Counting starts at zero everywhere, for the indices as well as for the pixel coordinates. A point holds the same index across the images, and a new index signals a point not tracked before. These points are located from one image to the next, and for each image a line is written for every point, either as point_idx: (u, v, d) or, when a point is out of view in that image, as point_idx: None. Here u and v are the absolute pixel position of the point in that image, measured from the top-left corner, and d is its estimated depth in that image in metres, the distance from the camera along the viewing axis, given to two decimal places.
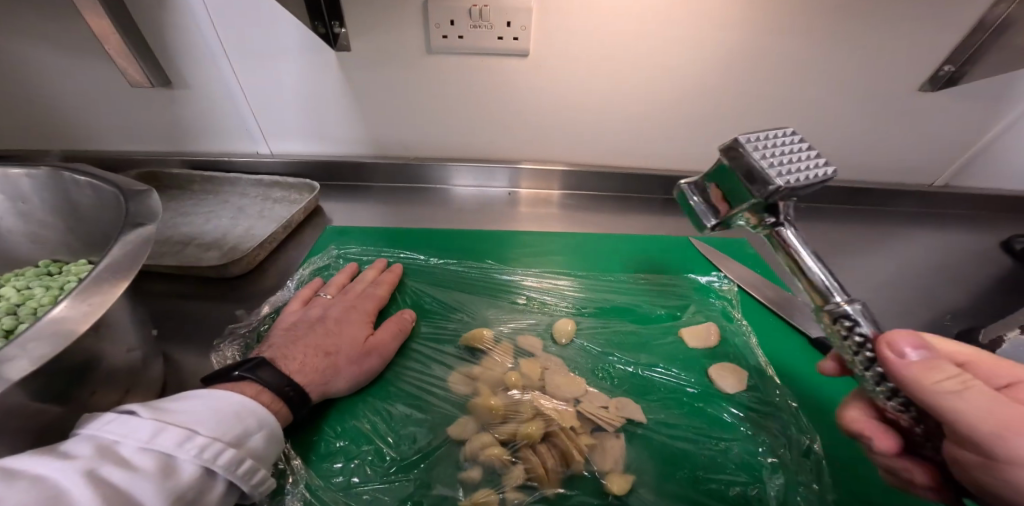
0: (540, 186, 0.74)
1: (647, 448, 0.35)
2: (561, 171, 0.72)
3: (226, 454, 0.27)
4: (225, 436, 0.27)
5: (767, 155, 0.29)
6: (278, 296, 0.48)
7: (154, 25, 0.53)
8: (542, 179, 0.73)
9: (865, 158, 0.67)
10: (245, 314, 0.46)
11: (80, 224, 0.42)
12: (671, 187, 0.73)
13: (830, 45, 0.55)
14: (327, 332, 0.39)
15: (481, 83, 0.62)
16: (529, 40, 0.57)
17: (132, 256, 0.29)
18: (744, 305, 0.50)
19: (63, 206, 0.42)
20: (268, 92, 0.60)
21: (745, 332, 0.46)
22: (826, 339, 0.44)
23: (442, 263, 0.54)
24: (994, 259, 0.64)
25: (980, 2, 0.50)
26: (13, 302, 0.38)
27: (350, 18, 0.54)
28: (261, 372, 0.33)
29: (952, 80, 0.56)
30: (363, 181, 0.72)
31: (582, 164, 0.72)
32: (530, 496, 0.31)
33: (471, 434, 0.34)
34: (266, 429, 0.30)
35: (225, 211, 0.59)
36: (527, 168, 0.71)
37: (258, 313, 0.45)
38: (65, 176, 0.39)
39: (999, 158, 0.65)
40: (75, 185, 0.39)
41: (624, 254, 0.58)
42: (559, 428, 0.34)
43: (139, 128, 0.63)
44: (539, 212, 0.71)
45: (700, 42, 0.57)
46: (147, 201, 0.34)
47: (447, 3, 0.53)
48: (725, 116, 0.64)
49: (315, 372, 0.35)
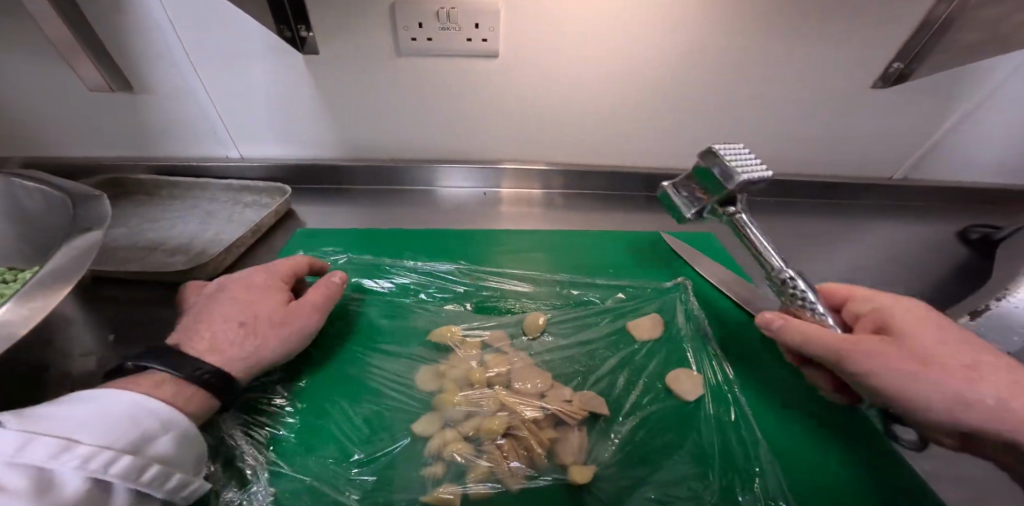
0: (517, 185, 0.75)
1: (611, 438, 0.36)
2: (541, 170, 0.73)
3: (119, 463, 0.25)
4: (117, 443, 0.26)
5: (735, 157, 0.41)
6: None
7: (114, 32, 0.52)
8: (520, 178, 0.74)
9: (829, 153, 0.69)
10: None
11: (35, 231, 0.41)
12: (653, 184, 0.74)
13: (785, 42, 0.57)
14: (235, 302, 0.38)
15: (451, 83, 0.62)
16: (498, 40, 0.58)
17: (76, 262, 0.29)
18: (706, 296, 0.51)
19: (17, 213, 0.41)
20: (238, 96, 0.59)
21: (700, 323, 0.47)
22: None
23: (408, 266, 0.53)
24: (952, 249, 0.66)
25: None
26: None
27: (316, 24, 0.54)
28: (178, 362, 0.32)
29: (903, 76, 0.58)
30: (341, 185, 0.72)
31: (563, 163, 0.73)
32: (489, 486, 0.31)
33: (435, 430, 0.35)
34: (173, 430, 0.29)
35: (192, 216, 0.58)
36: (505, 168, 0.72)
37: None
38: (15, 183, 0.39)
39: (956, 149, 0.67)
40: (26, 192, 0.39)
41: (595, 251, 0.58)
42: (522, 424, 0.34)
43: (102, 134, 0.61)
44: (517, 212, 0.72)
45: (661, 41, 0.58)
46: (99, 206, 0.34)
47: (414, 5, 0.54)
48: (694, 113, 0.66)
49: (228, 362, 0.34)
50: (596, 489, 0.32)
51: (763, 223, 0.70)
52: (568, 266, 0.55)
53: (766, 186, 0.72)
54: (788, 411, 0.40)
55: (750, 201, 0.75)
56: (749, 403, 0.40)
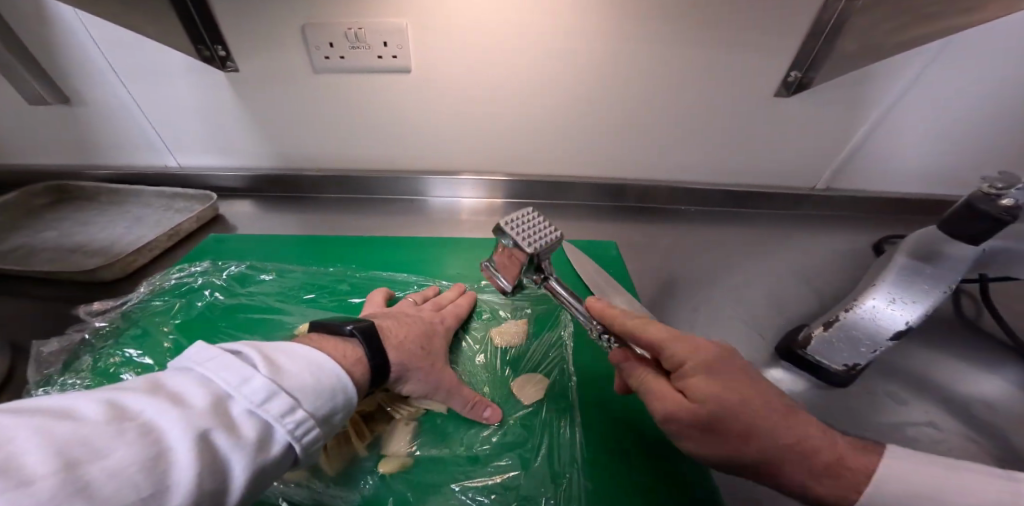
0: (483, 195, 0.78)
1: (435, 437, 0.40)
2: (502, 181, 0.75)
3: (228, 440, 0.24)
4: (238, 419, 0.25)
5: (522, 234, 0.39)
6: (125, 298, 0.50)
7: (48, 52, 0.57)
8: (485, 188, 0.77)
9: (747, 163, 0.70)
10: (85, 316, 0.48)
11: None
12: (618, 193, 0.76)
13: (683, 54, 0.58)
14: None
15: (371, 97, 0.65)
16: (408, 57, 0.61)
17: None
18: None
19: None
20: (168, 110, 0.63)
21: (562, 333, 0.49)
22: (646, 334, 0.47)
23: (304, 270, 0.56)
24: (865, 262, 0.66)
25: (808, 9, 0.52)
26: None
27: (232, 44, 0.58)
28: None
29: (802, 85, 0.59)
30: (316, 193, 0.77)
31: (521, 174, 0.76)
32: (306, 478, 0.36)
33: None
34: (320, 410, 0.29)
35: (122, 221, 0.63)
36: (465, 178, 0.75)
37: (100, 315, 0.48)
38: None
39: (873, 159, 0.67)
40: None
41: (491, 259, 0.61)
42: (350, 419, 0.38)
43: (47, 144, 0.66)
44: (478, 220, 0.75)
45: (563, 55, 0.60)
46: None
47: (323, 26, 0.57)
48: (608, 126, 0.67)
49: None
50: (406, 478, 0.37)
51: (681, 234, 0.72)
52: (461, 272, 0.58)
53: (712, 194, 0.74)
54: (618, 414, 0.43)
55: (674, 211, 0.77)
56: (580, 409, 0.43)
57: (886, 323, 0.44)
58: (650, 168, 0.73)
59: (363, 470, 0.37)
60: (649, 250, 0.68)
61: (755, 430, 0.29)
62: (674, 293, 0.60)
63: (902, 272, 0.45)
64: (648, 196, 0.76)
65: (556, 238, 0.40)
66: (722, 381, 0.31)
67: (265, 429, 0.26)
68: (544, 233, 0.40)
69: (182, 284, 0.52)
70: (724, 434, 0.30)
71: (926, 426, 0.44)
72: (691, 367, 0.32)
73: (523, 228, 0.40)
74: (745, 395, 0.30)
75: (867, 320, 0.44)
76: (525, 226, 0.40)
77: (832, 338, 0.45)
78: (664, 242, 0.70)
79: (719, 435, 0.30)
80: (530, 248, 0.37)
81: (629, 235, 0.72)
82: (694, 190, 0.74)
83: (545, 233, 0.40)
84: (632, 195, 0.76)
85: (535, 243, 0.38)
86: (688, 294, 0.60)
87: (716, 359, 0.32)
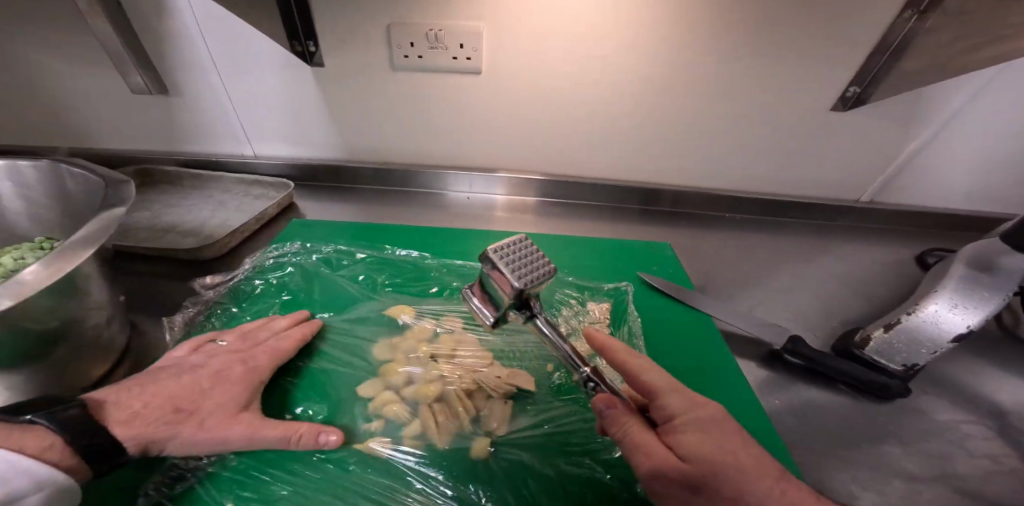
0: (516, 191, 0.80)
1: (530, 414, 0.41)
2: (535, 180, 0.78)
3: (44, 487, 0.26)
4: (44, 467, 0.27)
5: (513, 265, 0.34)
6: (233, 274, 0.54)
7: (154, 44, 0.60)
8: (519, 186, 0.79)
9: (796, 173, 0.73)
10: (200, 290, 0.51)
11: (81, 212, 0.47)
12: (660, 199, 0.79)
13: (749, 66, 0.61)
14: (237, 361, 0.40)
15: (439, 96, 0.69)
16: (481, 60, 0.64)
17: (105, 227, 0.36)
18: (651, 298, 0.55)
19: (60, 195, 0.47)
20: (254, 101, 0.68)
21: (632, 321, 0.50)
22: (793, 345, 0.48)
23: (380, 255, 0.59)
24: (911, 272, 0.69)
25: (878, 26, 0.55)
26: (8, 270, 0.41)
27: (322, 41, 0.63)
28: (73, 411, 0.30)
29: (860, 100, 0.62)
30: (371, 185, 0.80)
31: (562, 178, 0.79)
32: (416, 446, 0.38)
33: (374, 394, 0.41)
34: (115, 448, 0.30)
35: (206, 204, 0.67)
36: (501, 176, 0.78)
37: (213, 289, 0.52)
38: (57, 168, 0.45)
39: (922, 174, 0.70)
40: (66, 177, 0.45)
41: (549, 253, 0.63)
42: (453, 393, 0.40)
43: (136, 133, 0.70)
44: (511, 217, 0.78)
45: (628, 62, 0.63)
46: (122, 191, 0.41)
47: (407, 26, 0.61)
48: (666, 132, 0.70)
49: (176, 391, 0.36)
50: (506, 452, 0.38)
51: (726, 237, 0.74)
52: None
53: (758, 203, 0.77)
54: (701, 400, 0.44)
55: (716, 217, 0.79)
56: None
57: (947, 327, 0.46)
58: (699, 176, 0.76)
59: (467, 441, 0.38)
60: (701, 254, 0.70)
61: (739, 474, 0.31)
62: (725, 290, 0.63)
63: (964, 279, 0.48)
64: (679, 202, 0.79)
65: (550, 277, 0.35)
66: (705, 436, 0.33)
67: None
68: (539, 267, 0.35)
69: (280, 264, 0.56)
70: (687, 477, 0.32)
71: (984, 427, 0.46)
72: (689, 422, 0.34)
73: (516, 259, 0.35)
74: (736, 448, 0.33)
75: (930, 324, 0.46)
76: (521, 257, 0.35)
77: (893, 340, 0.47)
78: (712, 247, 0.73)
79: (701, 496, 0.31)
80: (519, 282, 0.33)
81: (674, 239, 0.75)
82: (732, 200, 0.77)
83: (541, 272, 0.35)
84: (666, 201, 0.79)
85: (534, 284, 0.33)
86: (740, 295, 0.63)
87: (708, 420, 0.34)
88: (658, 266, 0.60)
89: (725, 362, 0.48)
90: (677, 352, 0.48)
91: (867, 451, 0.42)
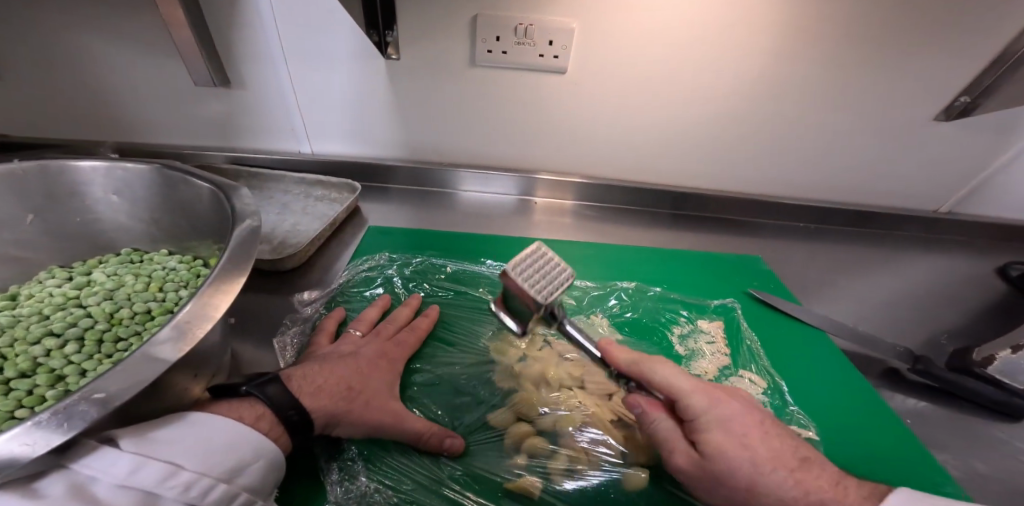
0: (552, 196, 0.77)
1: None
2: (576, 183, 0.74)
3: (214, 491, 0.25)
4: (214, 472, 0.25)
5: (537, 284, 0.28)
6: (326, 290, 0.52)
7: (225, 33, 0.57)
8: (555, 189, 0.76)
9: (875, 183, 0.72)
10: (300, 306, 0.49)
11: (186, 220, 0.45)
12: (723, 207, 0.77)
13: (855, 73, 0.59)
14: (357, 369, 0.37)
15: (515, 95, 0.65)
16: (568, 59, 0.60)
17: (245, 247, 0.32)
18: (758, 313, 0.54)
19: (165, 201, 0.45)
20: (324, 98, 0.64)
21: (747, 339, 0.50)
22: (915, 366, 0.50)
23: (476, 269, 0.58)
24: (992, 284, 0.70)
25: (1001, 36, 0.54)
26: (109, 287, 0.43)
27: (401, 32, 0.58)
28: (270, 389, 0.31)
29: (967, 111, 0.61)
30: (424, 187, 0.76)
31: (606, 178, 0.75)
32: (569, 484, 0.36)
33: (508, 427, 0.39)
34: (263, 459, 0.28)
35: (271, 206, 0.62)
36: (541, 178, 0.74)
37: (314, 307, 0.50)
38: (169, 175, 0.42)
39: (1004, 186, 0.70)
40: (178, 182, 0.42)
41: (637, 264, 0.62)
42: (596, 423, 0.39)
43: (194, 126, 0.67)
44: (552, 220, 0.73)
45: (725, 66, 0.60)
46: (244, 200, 0.38)
47: (497, 19, 0.57)
48: (751, 138, 0.68)
49: (330, 404, 0.33)
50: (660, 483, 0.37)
51: (799, 245, 0.73)
52: (625, 276, 0.59)
53: (831, 212, 0.75)
54: (837, 420, 0.43)
55: (786, 225, 0.77)
56: (807, 411, 0.43)
57: None
58: (772, 184, 0.74)
59: (619, 474, 0.37)
60: (781, 262, 0.69)
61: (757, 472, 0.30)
62: (814, 301, 0.63)
63: None
64: (726, 207, 0.76)
65: (569, 284, 0.29)
66: (738, 440, 0.31)
67: (251, 473, 0.27)
68: (558, 275, 0.30)
69: (372, 278, 0.55)
70: (713, 481, 0.32)
71: None
72: (704, 422, 0.32)
73: (535, 271, 0.29)
74: (755, 443, 0.31)
75: None
76: (536, 266, 0.29)
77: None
78: (790, 254, 0.71)
79: (723, 488, 0.31)
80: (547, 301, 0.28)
81: (750, 247, 0.72)
82: (799, 208, 0.75)
83: (559, 278, 0.29)
84: (721, 208, 0.77)
85: (552, 295, 0.28)
86: (829, 306, 0.63)
87: (736, 420, 0.32)
88: (757, 281, 0.61)
89: (850, 378, 0.47)
90: (798, 369, 0.48)
91: (984, 466, 0.43)
